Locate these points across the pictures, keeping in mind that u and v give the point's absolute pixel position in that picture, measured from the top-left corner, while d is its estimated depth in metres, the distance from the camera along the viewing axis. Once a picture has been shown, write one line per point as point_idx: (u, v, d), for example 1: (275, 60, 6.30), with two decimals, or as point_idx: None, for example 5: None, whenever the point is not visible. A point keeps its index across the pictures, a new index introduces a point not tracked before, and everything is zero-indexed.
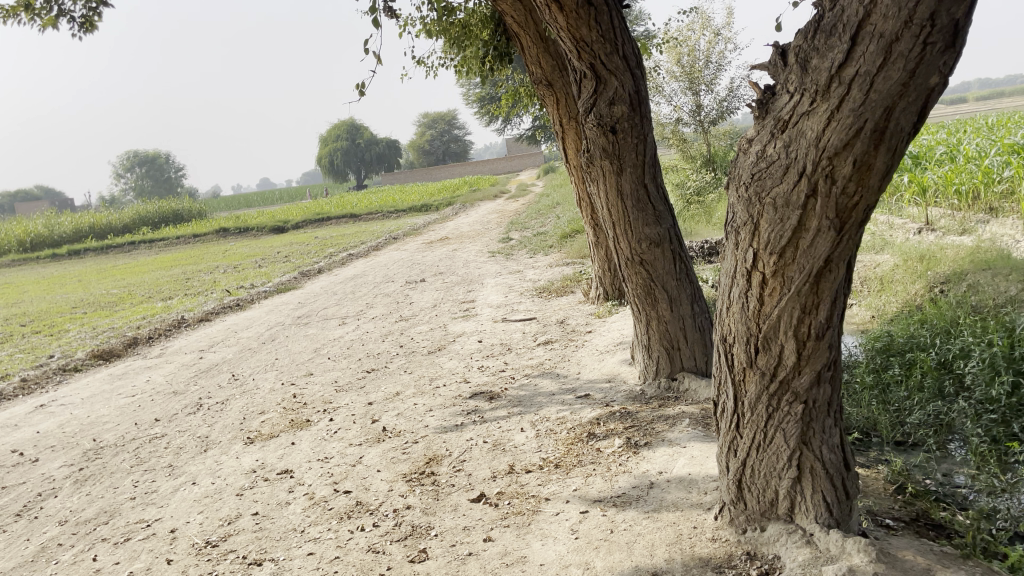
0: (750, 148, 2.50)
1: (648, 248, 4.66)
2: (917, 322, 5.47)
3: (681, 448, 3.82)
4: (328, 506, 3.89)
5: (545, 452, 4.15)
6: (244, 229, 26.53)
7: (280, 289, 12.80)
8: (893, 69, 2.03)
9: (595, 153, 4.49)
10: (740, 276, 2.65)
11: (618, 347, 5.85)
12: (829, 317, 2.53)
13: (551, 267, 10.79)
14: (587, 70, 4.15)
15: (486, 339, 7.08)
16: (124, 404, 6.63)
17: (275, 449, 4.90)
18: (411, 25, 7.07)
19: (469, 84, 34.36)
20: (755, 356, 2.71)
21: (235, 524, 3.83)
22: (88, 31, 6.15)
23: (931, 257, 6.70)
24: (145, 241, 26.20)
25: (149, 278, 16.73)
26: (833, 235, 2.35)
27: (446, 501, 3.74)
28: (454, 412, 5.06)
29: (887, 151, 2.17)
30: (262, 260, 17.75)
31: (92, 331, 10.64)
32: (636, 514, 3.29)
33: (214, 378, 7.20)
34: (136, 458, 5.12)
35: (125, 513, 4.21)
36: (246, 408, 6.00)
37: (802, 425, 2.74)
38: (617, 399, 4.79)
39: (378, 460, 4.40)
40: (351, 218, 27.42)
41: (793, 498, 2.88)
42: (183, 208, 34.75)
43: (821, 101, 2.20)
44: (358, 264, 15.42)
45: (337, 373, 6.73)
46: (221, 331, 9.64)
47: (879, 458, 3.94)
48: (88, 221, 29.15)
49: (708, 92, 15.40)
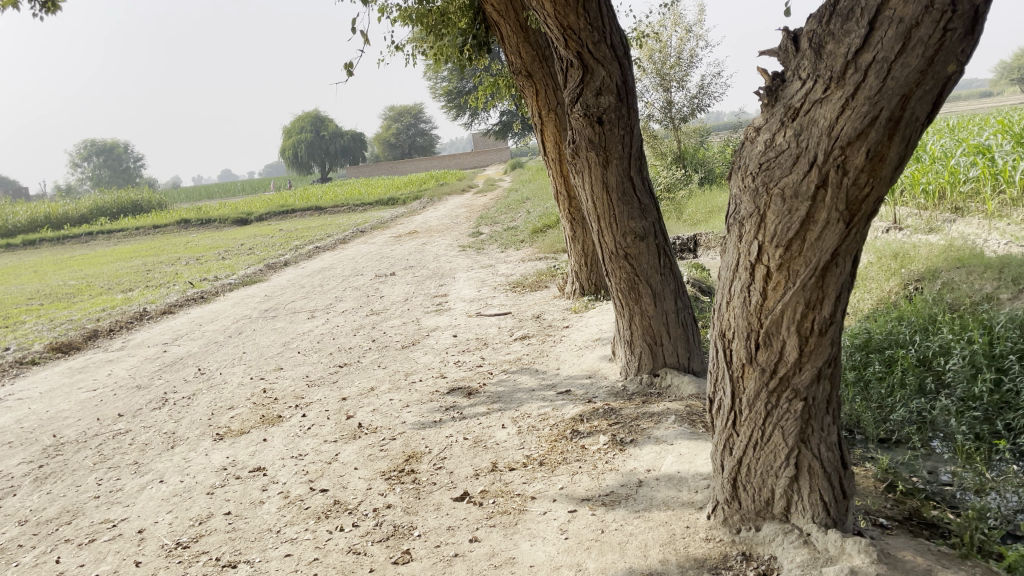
0: (757, 137, 2.42)
1: (632, 242, 4.58)
2: (895, 319, 5.49)
3: (668, 446, 3.76)
4: (304, 505, 3.75)
5: (528, 449, 4.05)
6: (206, 221, 26.00)
7: (245, 282, 12.52)
8: (912, 56, 1.96)
9: (580, 143, 4.40)
10: (743, 270, 2.57)
11: (597, 343, 5.78)
12: (833, 313, 2.47)
13: (522, 262, 10.69)
14: (574, 59, 4.05)
15: (461, 334, 6.96)
16: (85, 399, 6.38)
17: (246, 445, 4.73)
18: (385, 12, 6.83)
19: (436, 77, 34.05)
20: (756, 352, 2.64)
21: (207, 524, 3.67)
22: (50, 11, 5.91)
23: (905, 255, 6.74)
24: (102, 231, 25.52)
25: (107, 270, 16.28)
26: (842, 228, 2.28)
27: (427, 500, 3.63)
28: (431, 409, 4.94)
29: (901, 142, 2.11)
30: (225, 253, 17.37)
31: (50, 323, 10.30)
32: (627, 514, 3.21)
33: (179, 372, 6.98)
34: (99, 456, 4.90)
35: (89, 512, 4.01)
36: (214, 403, 5.82)
37: (801, 423, 2.68)
38: (599, 396, 4.72)
39: (354, 458, 4.27)
40: (317, 211, 27.04)
41: (789, 497, 2.82)
42: (144, 199, 33.97)
43: (836, 87, 2.13)
44: (326, 257, 15.14)
45: (308, 368, 6.56)
46: (185, 324, 9.39)
47: (865, 456, 3.91)
48: (43, 210, 28.27)
49: (680, 89, 15.41)
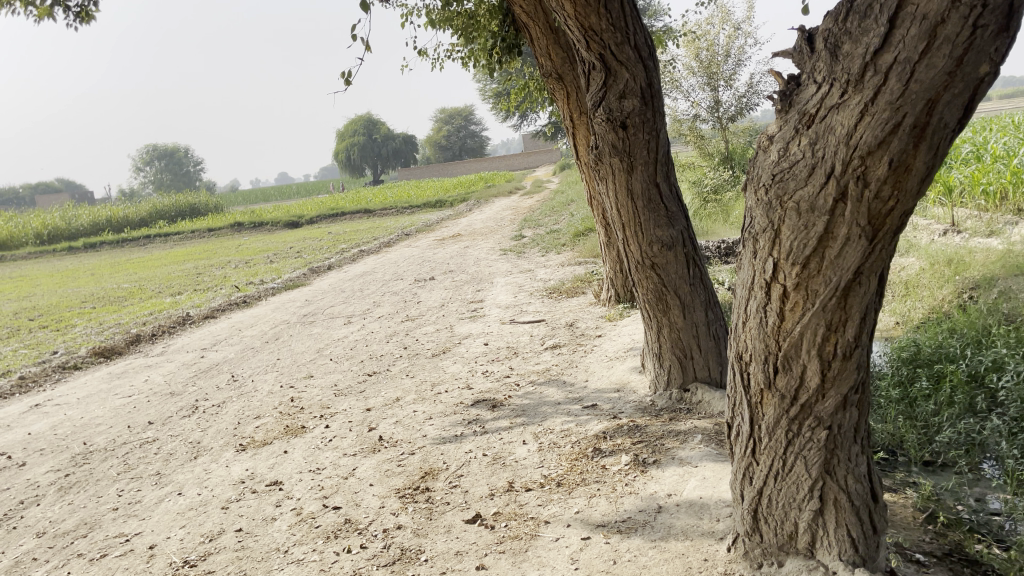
0: (771, 146, 2.23)
1: (660, 251, 4.38)
2: (946, 331, 5.17)
3: (692, 468, 3.56)
4: (315, 523, 3.66)
5: (547, 468, 3.90)
6: (258, 224, 26.39)
7: (289, 286, 12.61)
8: (938, 56, 1.76)
9: (604, 150, 4.22)
10: (758, 288, 2.38)
11: (629, 353, 5.59)
12: (858, 335, 2.27)
13: (562, 267, 10.51)
14: (596, 61, 3.87)
15: (492, 342, 6.84)
16: (120, 405, 6.44)
17: (267, 457, 4.68)
18: (414, 16, 6.77)
19: (485, 79, 34.12)
20: (774, 377, 2.45)
21: (217, 541, 3.61)
22: (85, 22, 5.97)
23: (959, 261, 6.39)
24: (160, 235, 26.13)
25: (160, 272, 16.62)
26: (864, 244, 2.08)
27: (439, 521, 3.50)
28: (454, 422, 4.82)
29: (928, 150, 1.91)
30: (273, 256, 17.59)
31: (99, 327, 10.51)
32: (642, 543, 3.04)
33: (213, 378, 7.00)
34: (124, 465, 4.92)
35: (106, 525, 4.01)
36: (242, 411, 5.80)
37: (826, 453, 2.48)
38: (626, 411, 4.55)
39: (371, 473, 4.17)
40: (366, 213, 27.24)
41: (814, 532, 2.61)
42: (201, 202, 34.74)
43: (853, 92, 1.93)
44: (370, 260, 15.20)
45: (337, 376, 6.51)
46: (225, 329, 9.46)
47: (906, 480, 3.65)
48: (105, 214, 29.11)
49: (727, 88, 15.03)
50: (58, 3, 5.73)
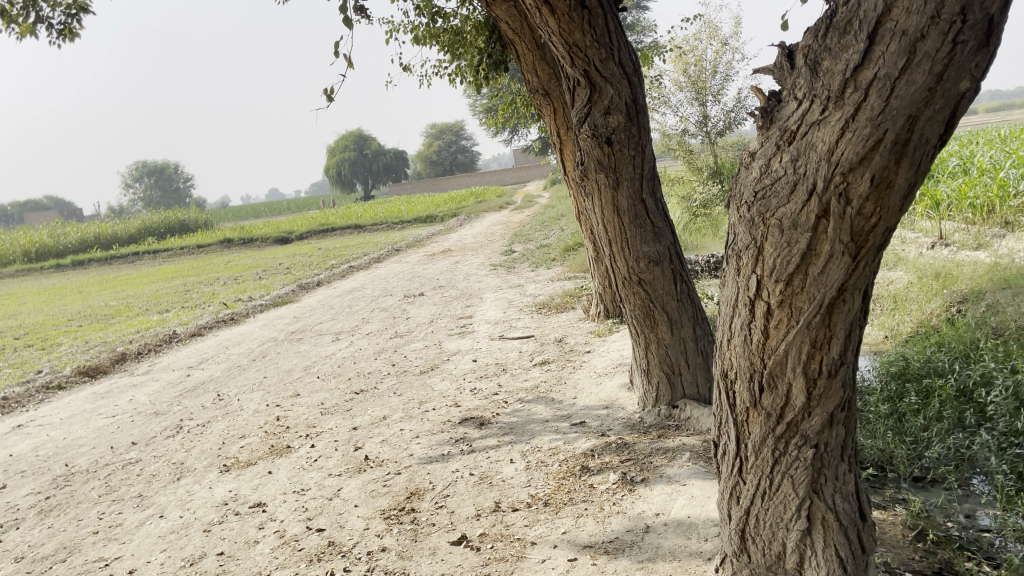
0: (753, 162, 2.21)
1: (646, 267, 4.36)
2: (934, 345, 5.16)
3: (680, 486, 3.53)
4: (298, 546, 3.60)
5: (534, 488, 3.85)
6: (248, 240, 26.28)
7: (277, 302, 12.54)
8: (918, 71, 1.76)
9: (589, 166, 4.19)
10: (742, 305, 2.36)
11: (617, 370, 5.56)
12: (842, 352, 2.25)
13: (552, 282, 10.48)
14: (581, 77, 3.86)
15: (481, 358, 6.80)
16: (104, 425, 6.36)
17: (251, 478, 4.61)
18: (401, 32, 6.81)
19: (475, 95, 34.25)
20: (760, 395, 2.42)
21: (198, 565, 3.55)
22: (68, 39, 5.94)
23: (947, 275, 6.40)
24: (149, 252, 26.00)
25: (148, 290, 16.52)
26: (847, 261, 2.06)
27: (424, 543, 3.45)
28: (441, 440, 4.77)
29: (910, 167, 1.89)
30: (262, 272, 17.55)
31: (84, 345, 10.41)
32: (629, 565, 2.99)
33: (199, 397, 6.93)
34: (106, 487, 4.85)
35: (85, 549, 3.94)
36: (227, 431, 5.73)
37: (813, 472, 2.45)
38: (614, 428, 4.51)
39: (356, 494, 4.12)
40: (356, 228, 27.18)
41: (802, 552, 2.57)
42: (190, 218, 34.59)
43: (834, 108, 1.92)
44: (359, 277, 15.13)
45: (324, 394, 6.44)
46: (213, 347, 9.38)
47: (895, 497, 3.62)
48: (93, 232, 28.96)
49: (715, 103, 15.11)
50: (42, 21, 5.71)
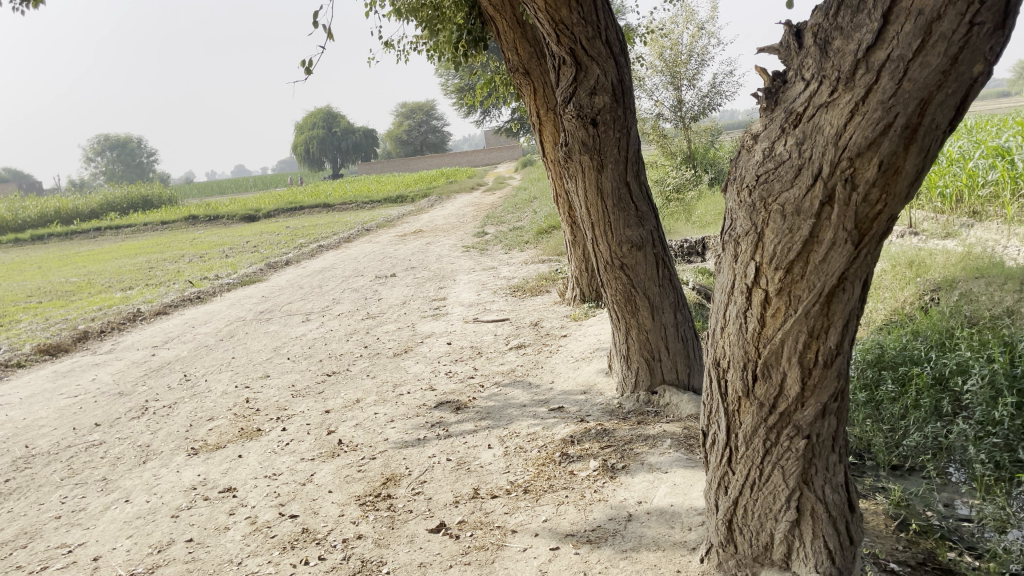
0: (755, 145, 2.14)
1: (629, 251, 4.29)
2: (909, 333, 5.17)
3: (662, 474, 3.49)
4: (270, 533, 3.50)
5: (513, 474, 3.79)
6: (213, 216, 25.78)
7: (245, 281, 12.30)
8: (933, 53, 1.69)
9: (573, 147, 4.10)
10: (739, 292, 2.30)
11: (595, 354, 5.51)
12: (840, 342, 2.20)
13: (525, 265, 10.40)
14: (566, 55, 3.75)
15: (455, 341, 6.71)
16: (66, 406, 6.16)
17: (220, 462, 4.48)
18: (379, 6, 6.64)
19: (447, 74, 33.88)
20: (753, 385, 2.37)
21: (166, 553, 3.43)
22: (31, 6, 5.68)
23: (920, 263, 6.44)
24: (111, 228, 25.39)
25: (111, 266, 16.12)
26: (850, 249, 2.01)
27: (401, 530, 3.37)
28: (417, 425, 4.68)
29: (918, 153, 1.83)
30: (230, 250, 17.24)
31: (44, 322, 10.11)
32: (613, 554, 2.94)
33: (165, 378, 6.75)
34: (68, 470, 4.69)
35: (47, 535, 3.79)
36: (194, 413, 5.58)
37: (804, 463, 2.41)
38: (593, 414, 4.46)
39: (330, 479, 4.02)
40: (325, 207, 26.81)
41: (790, 543, 2.54)
42: (154, 194, 33.86)
43: (844, 90, 1.85)
44: (329, 256, 14.89)
45: (295, 376, 6.30)
46: (179, 326, 9.16)
47: (875, 486, 3.62)
48: (53, 206, 28.20)
49: (690, 87, 15.08)
50: None
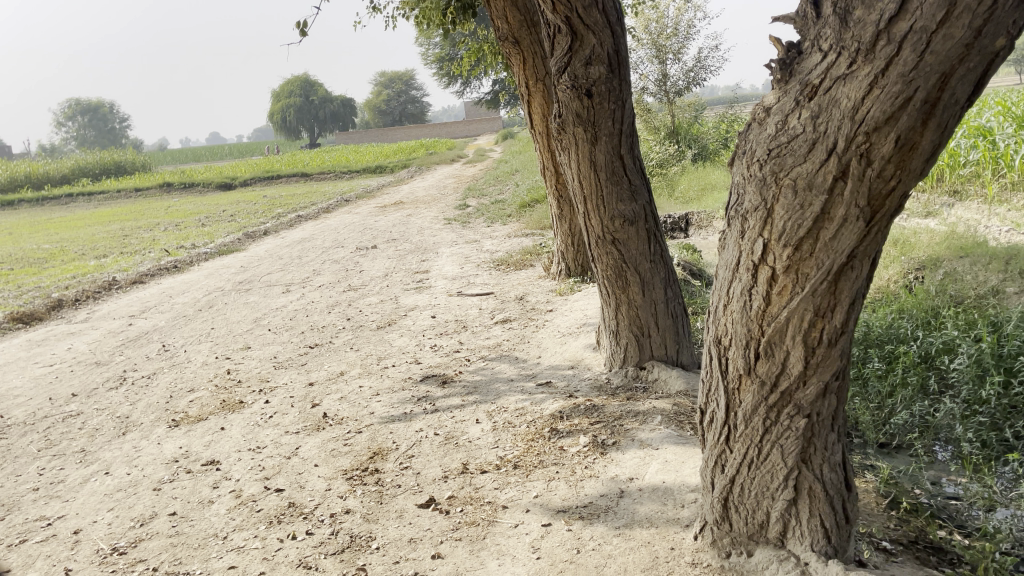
0: (767, 119, 2.08)
1: (621, 226, 4.25)
2: (895, 311, 5.17)
3: (654, 451, 3.46)
4: (256, 507, 3.44)
5: (502, 450, 3.75)
6: (189, 184, 25.32)
7: (223, 250, 12.11)
8: (956, 26, 1.63)
9: (567, 118, 4.02)
10: (744, 270, 2.25)
11: (582, 329, 5.47)
12: (845, 322, 2.16)
13: (509, 238, 10.32)
14: (562, 24, 3.67)
15: (440, 314, 6.65)
16: (40, 376, 6.03)
17: (201, 434, 4.40)
18: None
19: (429, 44, 33.43)
20: (755, 363, 2.33)
21: (149, 526, 3.36)
22: None
23: (905, 242, 6.45)
24: (84, 194, 24.85)
25: (84, 234, 15.77)
26: (861, 227, 1.97)
27: (390, 505, 3.33)
28: (403, 399, 4.63)
29: (936, 129, 1.79)
30: (206, 218, 16.93)
31: (16, 289, 9.88)
32: (606, 531, 2.92)
33: (143, 348, 6.63)
34: (45, 441, 4.58)
35: (25, 507, 3.71)
36: (174, 384, 5.48)
37: (803, 442, 2.39)
38: (581, 390, 4.43)
39: (316, 453, 3.96)
40: (303, 176, 26.44)
41: (785, 522, 2.53)
42: (127, 159, 33.19)
43: (863, 62, 1.80)
44: (308, 227, 14.67)
45: (277, 347, 6.21)
46: (156, 295, 9.00)
47: (864, 464, 3.64)
48: (23, 169, 27.51)
49: (675, 61, 14.98)
50: None
